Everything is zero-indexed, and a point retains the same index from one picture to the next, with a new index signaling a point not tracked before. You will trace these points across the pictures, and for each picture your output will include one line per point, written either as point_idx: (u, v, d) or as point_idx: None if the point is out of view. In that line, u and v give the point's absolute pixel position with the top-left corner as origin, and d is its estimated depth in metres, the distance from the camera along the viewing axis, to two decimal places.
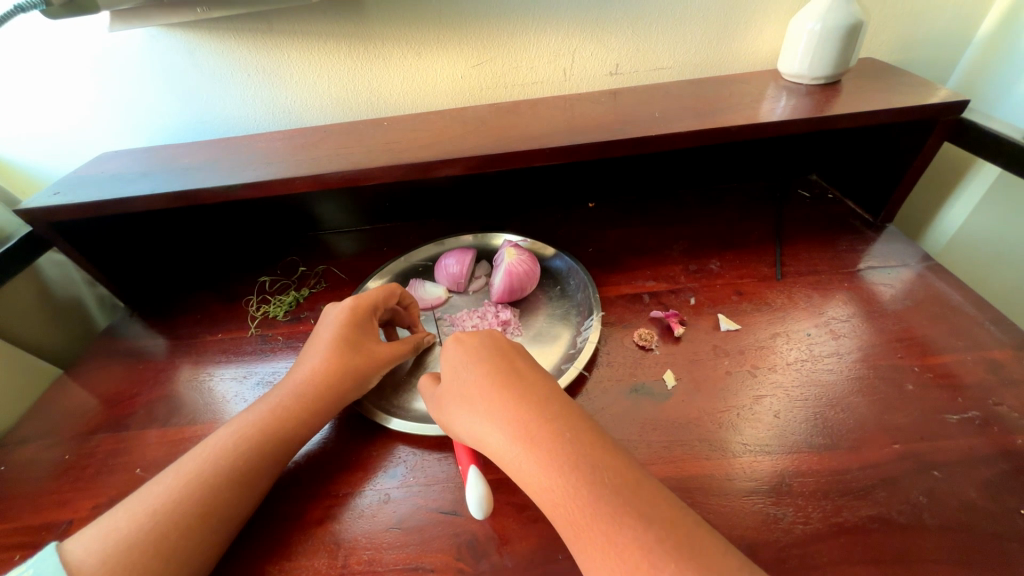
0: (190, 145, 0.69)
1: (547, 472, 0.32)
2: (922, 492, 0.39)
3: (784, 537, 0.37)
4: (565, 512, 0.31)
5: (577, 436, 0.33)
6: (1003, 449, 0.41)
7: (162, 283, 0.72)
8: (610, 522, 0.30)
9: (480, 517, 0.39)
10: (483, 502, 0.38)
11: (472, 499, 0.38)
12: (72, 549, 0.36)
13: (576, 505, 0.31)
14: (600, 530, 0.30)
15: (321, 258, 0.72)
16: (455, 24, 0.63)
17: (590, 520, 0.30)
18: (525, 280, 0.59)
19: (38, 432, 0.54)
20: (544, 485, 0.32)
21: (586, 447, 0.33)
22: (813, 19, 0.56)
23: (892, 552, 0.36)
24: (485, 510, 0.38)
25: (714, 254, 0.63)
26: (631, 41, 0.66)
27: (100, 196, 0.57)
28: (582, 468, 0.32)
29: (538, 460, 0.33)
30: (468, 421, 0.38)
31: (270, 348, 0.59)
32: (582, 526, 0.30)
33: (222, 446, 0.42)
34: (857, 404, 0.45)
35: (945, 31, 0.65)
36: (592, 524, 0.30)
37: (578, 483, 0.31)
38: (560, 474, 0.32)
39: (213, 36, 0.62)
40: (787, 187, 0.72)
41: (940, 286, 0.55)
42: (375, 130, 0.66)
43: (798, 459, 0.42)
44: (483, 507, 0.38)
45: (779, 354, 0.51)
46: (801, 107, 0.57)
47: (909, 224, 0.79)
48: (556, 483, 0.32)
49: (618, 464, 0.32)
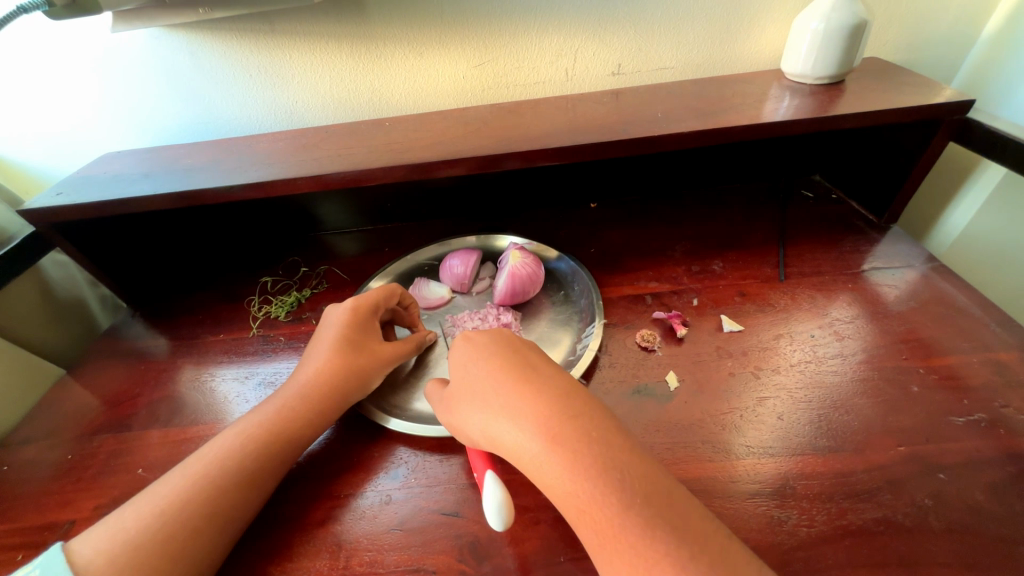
0: (191, 146, 0.69)
1: (570, 476, 0.32)
2: (927, 495, 0.39)
3: (788, 540, 0.37)
4: (590, 517, 0.31)
5: (601, 440, 0.33)
6: (1010, 452, 0.41)
7: (165, 283, 0.72)
8: (639, 531, 0.29)
9: (499, 527, 0.37)
10: (502, 510, 0.36)
11: (491, 507, 0.36)
12: (74, 550, 0.36)
13: (603, 512, 0.31)
14: (629, 539, 0.29)
15: (323, 259, 0.72)
16: (458, 24, 0.63)
17: (618, 528, 0.30)
18: (528, 284, 0.59)
19: (40, 432, 0.54)
20: (567, 489, 0.32)
21: (610, 452, 0.32)
22: (817, 19, 0.56)
23: (898, 555, 0.36)
24: (504, 519, 0.37)
25: (717, 255, 0.63)
26: (633, 41, 0.66)
27: (103, 196, 0.57)
28: (607, 474, 0.31)
29: (562, 464, 0.32)
30: (483, 421, 0.38)
31: (272, 349, 0.59)
32: (608, 534, 0.30)
33: (225, 447, 0.42)
34: (862, 406, 0.45)
35: (950, 30, 0.65)
36: (619, 532, 0.30)
37: (604, 489, 0.31)
38: (586, 479, 0.31)
39: (216, 36, 0.62)
40: (790, 188, 0.72)
41: (945, 287, 0.55)
42: (377, 131, 0.66)
43: (803, 461, 0.42)
44: (502, 515, 0.36)
45: (783, 355, 0.50)
46: (804, 107, 0.57)
47: (913, 225, 0.79)
48: (581, 488, 0.31)
49: (644, 470, 0.32)
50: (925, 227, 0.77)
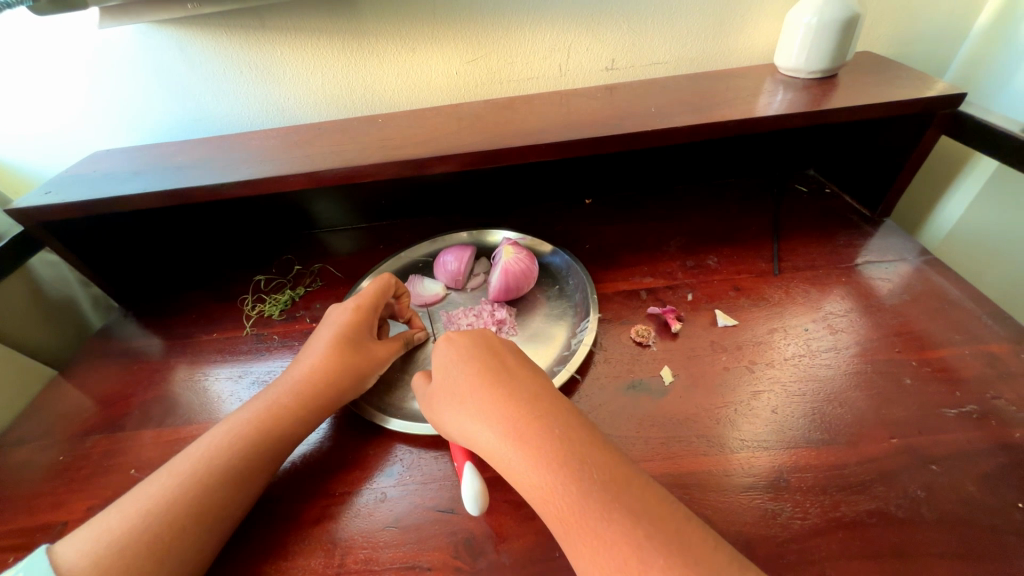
0: (182, 144, 0.68)
1: (537, 470, 0.32)
2: (920, 486, 0.39)
3: (782, 532, 0.37)
4: (557, 511, 0.31)
5: (568, 431, 0.33)
6: (1000, 443, 0.41)
7: (159, 283, 0.71)
8: (599, 518, 0.30)
9: (475, 512, 0.39)
10: (478, 498, 0.39)
11: (468, 495, 0.39)
12: (66, 551, 0.36)
13: (566, 501, 0.31)
14: (591, 526, 0.30)
15: (317, 258, 0.72)
16: (450, 21, 0.63)
17: (581, 516, 0.30)
18: (521, 279, 0.59)
19: (33, 433, 0.54)
20: (535, 482, 0.32)
21: (575, 441, 0.33)
22: (809, 12, 0.56)
23: (891, 547, 0.36)
24: (480, 506, 0.39)
25: (712, 250, 0.63)
26: (627, 35, 0.65)
27: (93, 195, 0.56)
28: (571, 463, 0.32)
29: (529, 457, 0.33)
30: (458, 419, 0.38)
31: (266, 347, 0.59)
32: (572, 522, 0.30)
33: (217, 446, 0.41)
34: (856, 399, 0.45)
35: (941, 23, 0.65)
36: (587, 525, 0.30)
37: (569, 479, 0.31)
38: (551, 469, 0.32)
39: (205, 32, 0.61)
40: (784, 182, 0.72)
41: (938, 280, 0.55)
42: (370, 128, 0.65)
43: (796, 454, 0.42)
44: (478, 503, 0.39)
45: (777, 349, 0.50)
46: (797, 101, 0.56)
47: (912, 185, 0.76)
48: (547, 479, 0.32)
49: (608, 460, 0.32)
50: (929, 188, 0.74)
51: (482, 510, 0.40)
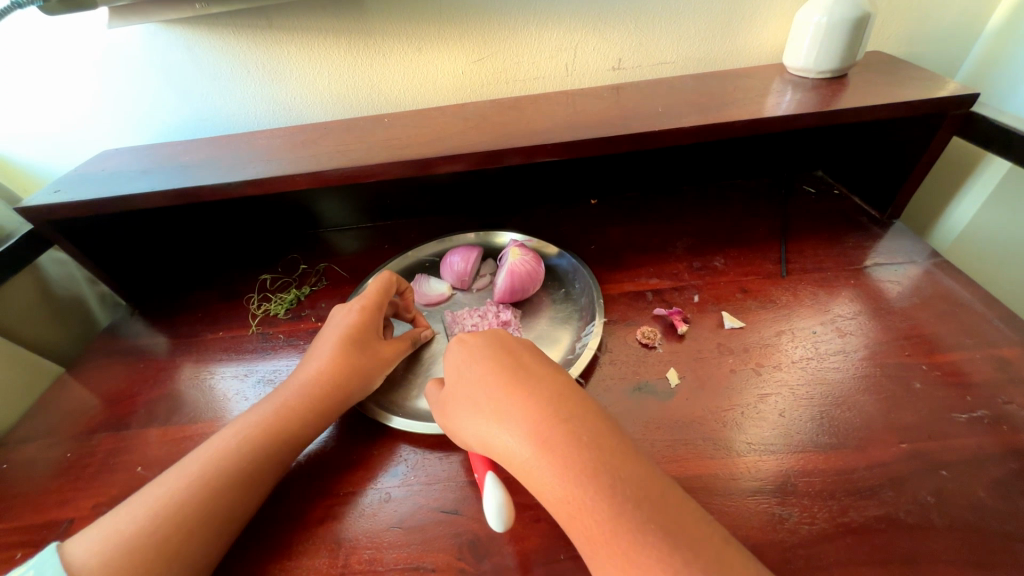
0: (189, 143, 0.68)
1: (561, 481, 0.32)
2: (930, 491, 0.38)
3: (789, 537, 0.37)
4: (581, 524, 0.31)
5: (593, 441, 0.33)
6: (1012, 449, 0.40)
7: (165, 282, 0.72)
8: (630, 538, 0.29)
9: (499, 528, 0.36)
10: (502, 511, 0.36)
11: (491, 507, 0.36)
12: (72, 550, 0.36)
13: (593, 517, 0.30)
14: (619, 544, 0.29)
15: (322, 257, 0.72)
16: (456, 20, 0.63)
17: (610, 535, 0.30)
18: (527, 280, 0.59)
19: (40, 430, 0.54)
20: (558, 493, 0.32)
21: (600, 451, 0.32)
22: (819, 12, 0.56)
23: (899, 553, 0.35)
24: (504, 521, 0.36)
25: (718, 251, 0.62)
26: (633, 35, 0.65)
27: (101, 194, 0.56)
28: (597, 476, 0.31)
29: (552, 468, 0.32)
30: (475, 423, 0.37)
31: (271, 346, 0.59)
32: (600, 540, 0.30)
33: (222, 447, 0.41)
34: (864, 403, 0.45)
35: (952, 23, 0.64)
36: (609, 538, 0.30)
37: (597, 494, 0.31)
38: (576, 481, 0.31)
39: (212, 32, 0.61)
40: (792, 183, 0.72)
41: (948, 282, 0.54)
42: (375, 127, 0.65)
43: (803, 458, 0.41)
44: (502, 517, 0.36)
45: (784, 352, 0.50)
46: (806, 101, 0.56)
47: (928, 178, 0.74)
48: (572, 491, 0.31)
49: (634, 473, 0.31)
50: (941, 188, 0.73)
51: (506, 527, 0.37)
